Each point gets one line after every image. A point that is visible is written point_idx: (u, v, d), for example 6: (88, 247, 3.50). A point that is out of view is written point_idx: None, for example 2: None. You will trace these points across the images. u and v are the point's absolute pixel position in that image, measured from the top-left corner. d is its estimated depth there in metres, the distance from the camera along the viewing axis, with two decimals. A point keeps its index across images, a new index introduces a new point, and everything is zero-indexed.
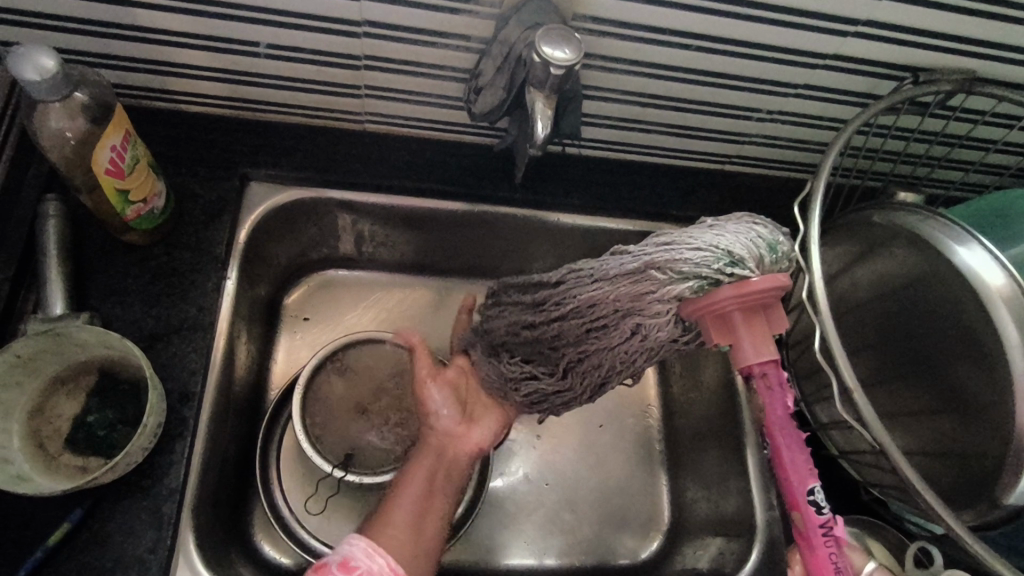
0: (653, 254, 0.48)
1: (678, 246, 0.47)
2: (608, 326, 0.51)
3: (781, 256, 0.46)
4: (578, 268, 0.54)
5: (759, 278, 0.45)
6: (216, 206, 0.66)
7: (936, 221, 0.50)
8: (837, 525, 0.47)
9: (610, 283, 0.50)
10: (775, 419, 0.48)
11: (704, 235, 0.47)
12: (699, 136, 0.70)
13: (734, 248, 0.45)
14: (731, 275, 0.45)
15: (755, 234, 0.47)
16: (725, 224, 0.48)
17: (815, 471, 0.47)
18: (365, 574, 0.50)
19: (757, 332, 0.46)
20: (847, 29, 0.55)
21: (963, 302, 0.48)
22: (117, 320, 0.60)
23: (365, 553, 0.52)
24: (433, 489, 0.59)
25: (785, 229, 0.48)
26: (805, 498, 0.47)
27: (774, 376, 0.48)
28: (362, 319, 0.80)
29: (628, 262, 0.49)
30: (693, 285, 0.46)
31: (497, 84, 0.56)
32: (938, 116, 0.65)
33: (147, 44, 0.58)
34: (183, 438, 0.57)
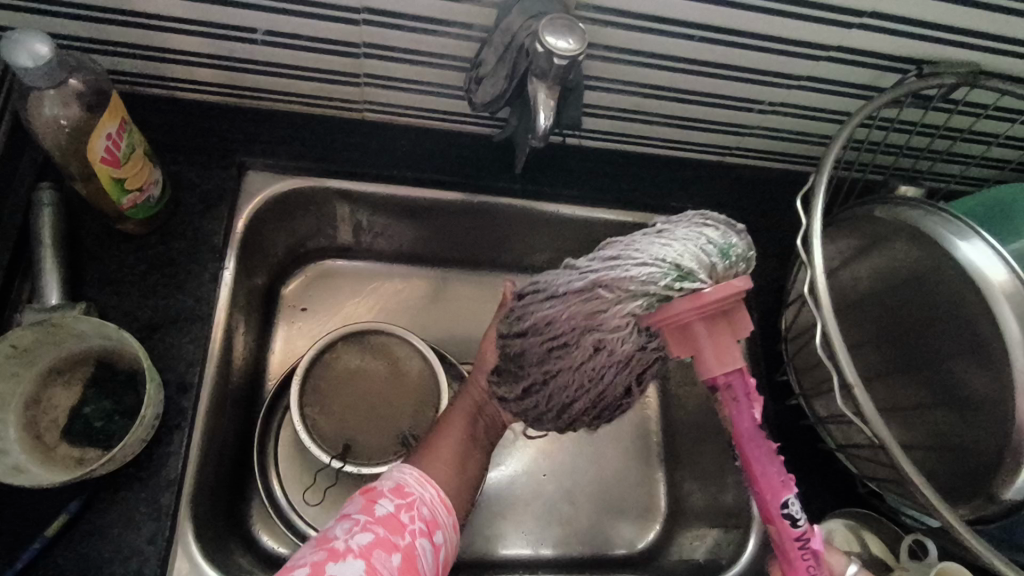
0: (599, 271, 0.46)
1: (624, 262, 0.46)
2: (569, 344, 0.49)
3: (735, 260, 0.45)
4: (535, 285, 0.53)
5: (712, 289, 0.43)
6: (213, 195, 0.65)
7: (937, 217, 0.50)
8: (813, 535, 0.49)
9: (562, 302, 0.49)
10: (743, 432, 0.48)
11: (652, 246, 0.46)
12: (701, 128, 0.70)
13: (682, 260, 0.44)
14: (682, 290, 0.44)
15: (704, 241, 0.46)
16: (675, 228, 0.47)
17: (788, 482, 0.48)
18: (417, 499, 0.51)
19: (720, 342, 0.46)
20: (851, 22, 0.55)
21: (965, 297, 0.48)
22: (113, 311, 0.59)
23: (418, 481, 0.53)
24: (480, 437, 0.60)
25: (738, 226, 0.48)
26: (779, 511, 0.48)
27: (739, 386, 0.48)
28: (359, 309, 0.79)
29: (575, 279, 0.48)
30: (642, 303, 0.44)
31: (499, 73, 0.55)
32: (941, 109, 0.64)
33: (143, 30, 0.57)
34: (182, 429, 0.56)
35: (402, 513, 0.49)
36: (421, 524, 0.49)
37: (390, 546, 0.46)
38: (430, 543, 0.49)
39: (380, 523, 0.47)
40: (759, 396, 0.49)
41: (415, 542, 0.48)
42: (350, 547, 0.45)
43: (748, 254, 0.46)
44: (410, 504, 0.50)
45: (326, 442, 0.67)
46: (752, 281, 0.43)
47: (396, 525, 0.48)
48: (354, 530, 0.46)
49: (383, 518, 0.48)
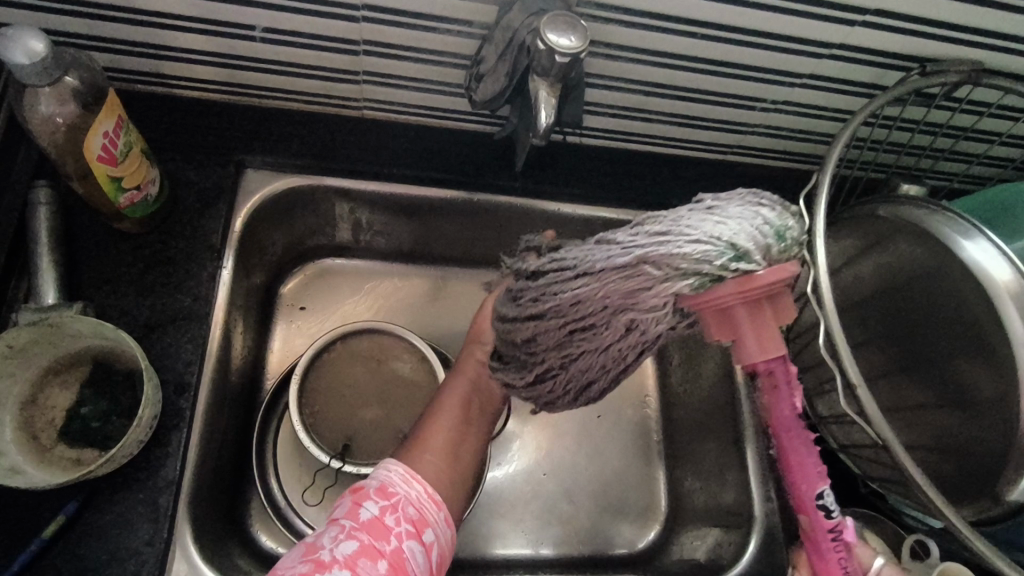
0: (646, 247, 0.43)
1: (674, 238, 0.42)
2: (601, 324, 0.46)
3: (791, 243, 0.43)
4: (560, 259, 0.48)
5: (764, 273, 0.42)
6: (211, 193, 0.64)
7: (941, 215, 0.50)
8: (845, 528, 0.51)
9: (599, 280, 0.45)
10: (782, 420, 0.50)
11: (706, 222, 0.42)
12: (702, 126, 0.69)
13: (738, 239, 0.41)
14: (735, 271, 0.42)
15: (761, 220, 0.42)
16: (727, 205, 0.44)
17: (823, 474, 0.49)
18: (402, 499, 0.51)
19: (762, 329, 0.46)
20: (855, 19, 0.55)
21: (970, 297, 0.47)
22: (110, 310, 0.59)
23: (403, 478, 0.52)
24: (472, 427, 0.59)
25: (793, 207, 0.45)
26: (813, 502, 0.49)
27: (780, 374, 0.48)
28: (358, 308, 0.79)
29: (617, 255, 0.44)
30: (693, 283, 0.42)
31: (499, 71, 0.55)
32: (944, 107, 0.64)
33: (140, 27, 0.56)
34: (180, 429, 0.56)
35: (387, 516, 0.49)
36: (407, 526, 0.49)
37: (375, 552, 0.46)
38: (419, 544, 0.48)
39: (364, 528, 0.47)
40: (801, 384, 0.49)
41: (402, 545, 0.47)
42: (335, 557, 0.45)
43: (802, 237, 0.44)
44: (394, 506, 0.50)
45: (326, 441, 0.66)
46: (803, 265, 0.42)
47: (381, 530, 0.47)
48: (338, 539, 0.46)
49: (367, 523, 0.47)
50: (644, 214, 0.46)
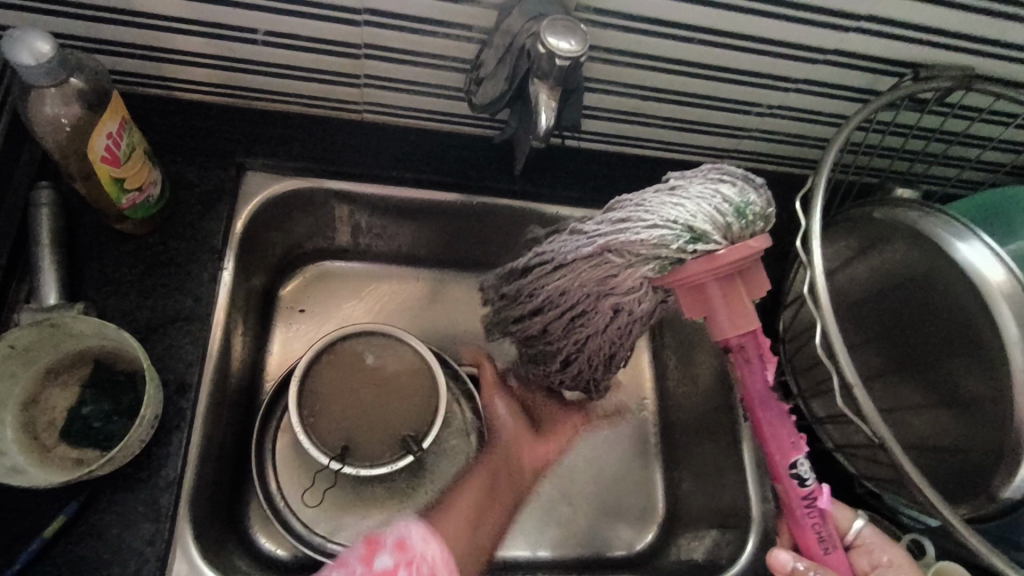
0: (607, 236, 0.49)
1: (634, 225, 0.47)
2: (586, 303, 0.53)
3: (752, 218, 0.46)
4: (543, 252, 0.55)
5: (726, 250, 0.45)
6: (211, 195, 0.65)
7: (935, 216, 0.50)
8: (819, 495, 0.52)
9: (573, 269, 0.51)
10: (755, 393, 0.51)
11: (663, 207, 0.47)
12: (699, 131, 0.70)
13: (695, 222, 0.45)
14: (695, 251, 0.45)
15: (719, 199, 0.46)
16: (688, 185, 0.48)
17: (797, 443, 0.51)
18: (419, 556, 0.54)
19: (734, 301, 0.48)
20: (848, 25, 0.56)
21: (964, 300, 0.48)
22: (111, 311, 0.59)
23: (424, 540, 0.56)
24: (495, 497, 0.66)
25: (756, 180, 0.48)
26: (788, 471, 0.51)
27: (751, 347, 0.50)
28: (357, 310, 0.79)
29: (584, 245, 0.50)
30: (653, 267, 0.47)
31: (499, 75, 0.56)
32: (936, 112, 0.65)
33: (145, 30, 0.57)
34: (180, 430, 0.56)
35: None
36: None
37: None
38: None
39: None
40: (773, 356, 0.51)
41: None
42: None
43: (765, 210, 0.46)
44: (411, 562, 0.53)
45: (325, 444, 0.67)
46: (767, 241, 0.45)
47: None
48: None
49: None
50: (612, 206, 0.52)
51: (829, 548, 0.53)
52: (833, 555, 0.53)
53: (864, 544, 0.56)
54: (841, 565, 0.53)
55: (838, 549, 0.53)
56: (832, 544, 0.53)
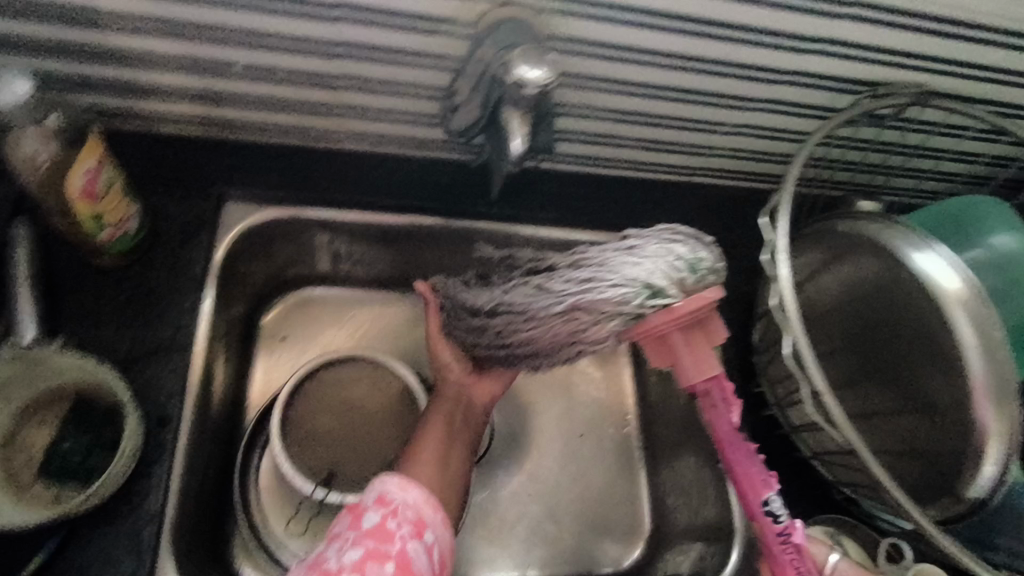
0: (574, 295, 0.50)
1: (598, 285, 0.49)
2: (554, 356, 0.53)
3: (706, 273, 0.49)
4: (511, 304, 0.53)
5: (683, 303, 0.47)
6: (192, 227, 0.66)
7: (893, 229, 0.52)
8: (795, 531, 0.51)
9: (542, 324, 0.51)
10: (724, 436, 0.53)
11: (624, 265, 0.49)
12: (670, 151, 0.72)
13: (653, 280, 0.48)
14: (654, 306, 0.48)
15: (674, 256, 0.49)
16: (645, 244, 0.50)
17: (767, 481, 0.52)
18: (401, 505, 0.50)
19: (696, 350, 0.50)
20: (806, 48, 0.58)
21: (925, 309, 0.50)
22: (90, 345, 0.59)
23: (400, 486, 0.51)
24: (457, 438, 0.60)
25: (707, 238, 0.51)
26: (759, 509, 0.51)
27: (716, 392, 0.52)
28: (339, 337, 0.79)
29: (552, 303, 0.51)
30: (620, 323, 0.48)
31: (473, 103, 0.57)
32: (894, 127, 0.68)
33: (123, 66, 0.58)
34: (162, 462, 0.56)
35: (390, 521, 0.49)
36: (408, 528, 0.49)
37: (381, 558, 0.47)
38: (422, 545, 0.49)
39: (368, 535, 0.48)
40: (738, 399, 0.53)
41: (406, 546, 0.48)
42: (341, 565, 0.46)
43: (717, 265, 0.49)
44: (394, 512, 0.49)
45: (308, 471, 0.66)
46: (721, 291, 0.47)
47: (384, 535, 0.48)
48: (343, 550, 0.47)
49: (370, 531, 0.48)
50: (572, 260, 0.52)
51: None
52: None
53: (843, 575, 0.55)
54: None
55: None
56: None
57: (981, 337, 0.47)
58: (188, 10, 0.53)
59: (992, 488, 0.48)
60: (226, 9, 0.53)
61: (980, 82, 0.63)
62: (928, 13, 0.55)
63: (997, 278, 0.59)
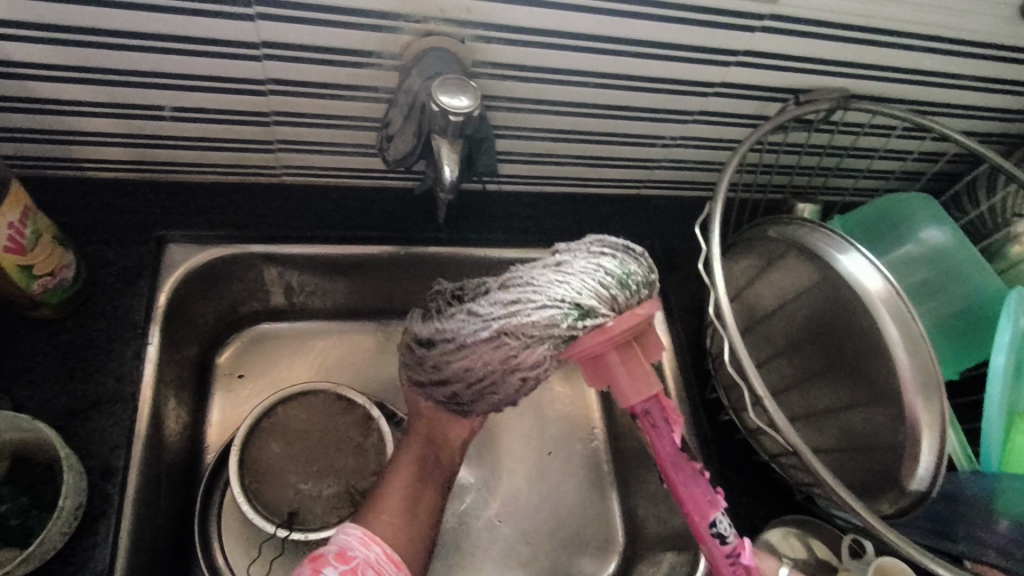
0: (502, 320, 0.50)
1: (524, 307, 0.49)
2: (492, 381, 0.54)
3: (634, 287, 0.49)
4: (442, 332, 0.54)
5: (614, 321, 0.48)
6: (132, 272, 0.64)
7: (818, 233, 0.54)
8: (742, 550, 0.53)
9: (474, 350, 0.52)
10: (667, 456, 0.53)
11: (551, 285, 0.50)
12: (613, 166, 0.73)
13: (581, 299, 0.48)
14: (585, 326, 0.48)
15: (602, 273, 0.49)
16: (573, 261, 0.51)
17: (713, 500, 0.52)
18: (362, 562, 0.53)
19: (633, 368, 0.50)
20: (728, 60, 0.60)
21: (853, 308, 0.51)
22: (28, 402, 0.58)
23: (362, 541, 0.54)
24: (424, 483, 0.60)
25: (636, 249, 0.52)
26: (709, 531, 0.52)
27: (656, 412, 0.52)
28: (297, 371, 0.77)
29: (481, 329, 0.51)
30: (550, 344, 0.49)
31: (407, 132, 0.58)
32: (823, 131, 0.70)
33: (49, 116, 0.58)
34: (107, 517, 0.54)
35: None
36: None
37: None
38: None
39: None
40: (678, 417, 0.53)
41: None
42: None
43: (646, 278, 0.51)
44: (355, 570, 0.52)
45: (269, 512, 0.65)
46: (651, 306, 0.48)
47: None
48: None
49: None
50: (500, 279, 0.52)
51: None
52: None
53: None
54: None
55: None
56: None
57: (904, 332, 0.49)
58: (109, 56, 0.53)
59: (931, 480, 0.49)
60: (149, 54, 0.53)
61: (899, 83, 0.65)
62: (839, 21, 0.57)
63: (930, 272, 0.61)
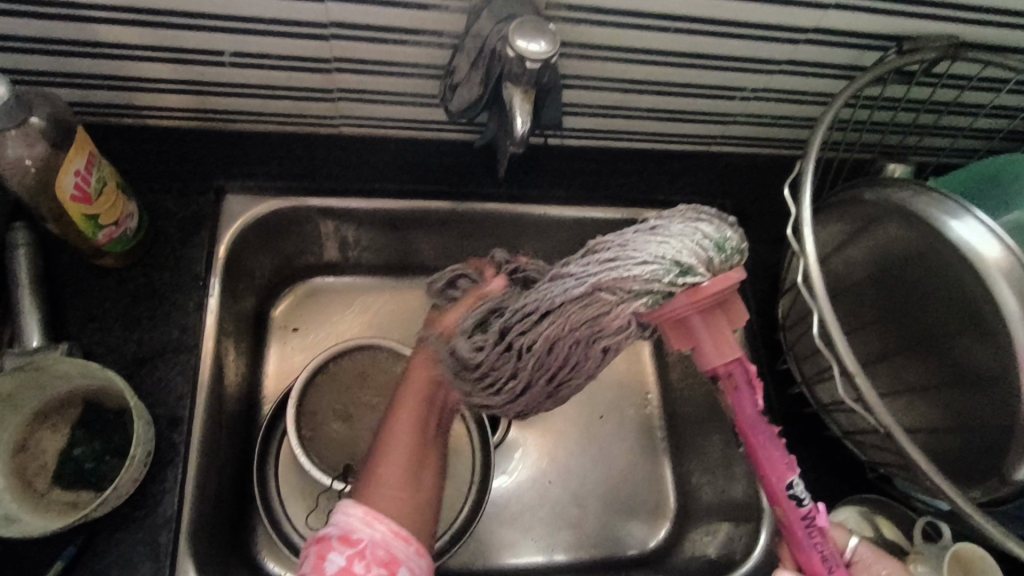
0: (597, 276, 0.48)
1: (623, 263, 0.47)
2: (574, 354, 0.50)
3: (731, 253, 0.47)
4: (522, 306, 0.52)
5: (710, 283, 0.46)
6: (192, 221, 0.65)
7: (925, 194, 0.48)
8: (818, 513, 0.51)
9: (561, 313, 0.49)
10: (747, 420, 0.51)
11: (648, 244, 0.47)
12: (685, 120, 0.68)
13: (681, 256, 0.46)
14: (683, 284, 0.46)
15: (700, 235, 0.47)
16: (670, 224, 0.48)
17: (790, 463, 0.51)
18: (369, 544, 0.47)
19: (718, 334, 0.49)
20: (828, 2, 0.54)
21: (964, 281, 0.47)
22: (97, 348, 0.58)
23: (365, 521, 0.48)
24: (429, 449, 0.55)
25: (729, 219, 0.49)
26: (785, 493, 0.50)
27: (741, 376, 0.50)
28: (350, 327, 0.77)
29: (573, 287, 0.49)
30: (646, 301, 0.46)
31: (473, 80, 0.54)
32: (924, 84, 0.63)
33: (108, 60, 0.56)
34: (174, 465, 0.55)
35: (355, 565, 0.46)
36: (378, 570, 0.46)
37: None
38: None
39: None
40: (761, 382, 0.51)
41: None
42: None
43: (742, 246, 0.48)
44: (361, 552, 0.47)
45: (326, 464, 0.66)
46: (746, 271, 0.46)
47: None
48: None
49: None
50: (585, 247, 0.50)
51: (833, 566, 0.51)
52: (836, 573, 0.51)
53: (861, 560, 0.55)
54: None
55: (841, 567, 0.52)
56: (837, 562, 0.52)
57: None
58: None
59: None
60: None
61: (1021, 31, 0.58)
62: None
63: None
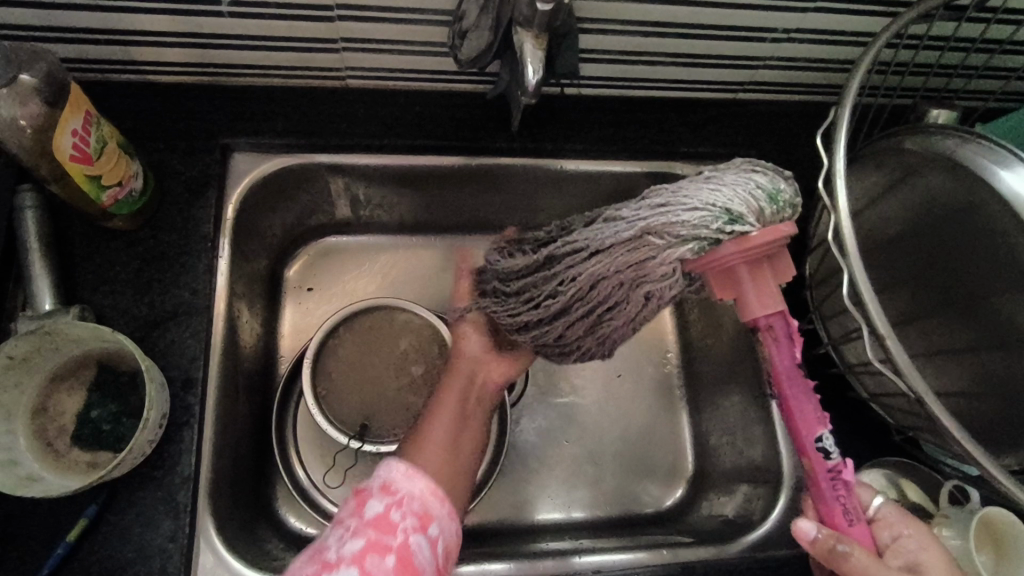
0: (647, 219, 0.46)
1: (675, 208, 0.45)
2: (617, 299, 0.49)
3: (783, 206, 0.45)
4: (571, 241, 0.50)
5: (759, 233, 0.44)
6: (199, 181, 0.62)
7: (974, 144, 0.47)
8: (845, 468, 0.49)
9: (609, 255, 0.48)
10: (784, 371, 0.48)
11: (701, 192, 0.45)
12: (710, 65, 0.64)
13: (733, 204, 0.44)
14: (731, 233, 0.44)
15: (754, 186, 0.45)
16: (723, 174, 0.47)
17: (822, 418, 0.48)
18: (407, 496, 0.47)
19: (763, 287, 0.46)
20: None
21: (1015, 237, 0.45)
22: (109, 311, 0.58)
23: (407, 475, 0.48)
24: (468, 420, 0.58)
25: (784, 173, 0.47)
26: (813, 446, 0.48)
27: (780, 329, 0.47)
28: (365, 287, 0.76)
29: (622, 229, 0.47)
30: (693, 247, 0.44)
31: (483, 26, 0.51)
32: (977, 20, 0.58)
33: (103, 13, 0.54)
34: (190, 426, 0.56)
35: (392, 513, 0.45)
36: (413, 520, 0.45)
37: (383, 549, 0.43)
38: (426, 539, 0.45)
39: (370, 525, 0.44)
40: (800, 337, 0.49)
41: (409, 539, 0.44)
42: (340, 556, 0.42)
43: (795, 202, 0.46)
44: (399, 502, 0.46)
45: (343, 424, 0.65)
46: (796, 226, 0.44)
47: (387, 526, 0.44)
48: (344, 538, 0.43)
49: (371, 521, 0.44)
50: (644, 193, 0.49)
51: (853, 520, 0.49)
52: (857, 526, 0.49)
53: (884, 519, 0.52)
54: (864, 536, 0.49)
55: (861, 522, 0.50)
56: (858, 517, 0.49)
57: None
58: None
59: None
60: None
61: None
62: None
63: None
